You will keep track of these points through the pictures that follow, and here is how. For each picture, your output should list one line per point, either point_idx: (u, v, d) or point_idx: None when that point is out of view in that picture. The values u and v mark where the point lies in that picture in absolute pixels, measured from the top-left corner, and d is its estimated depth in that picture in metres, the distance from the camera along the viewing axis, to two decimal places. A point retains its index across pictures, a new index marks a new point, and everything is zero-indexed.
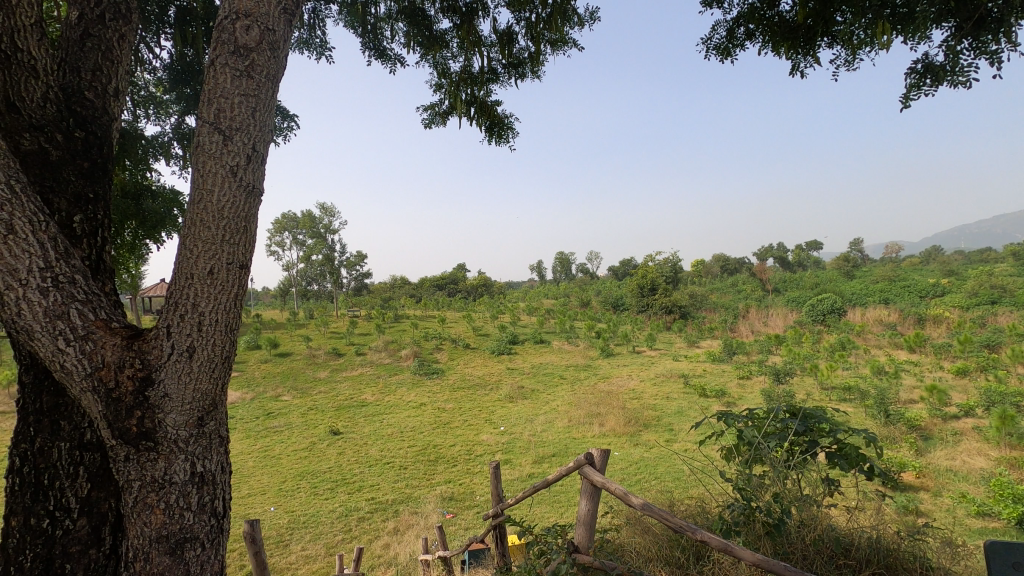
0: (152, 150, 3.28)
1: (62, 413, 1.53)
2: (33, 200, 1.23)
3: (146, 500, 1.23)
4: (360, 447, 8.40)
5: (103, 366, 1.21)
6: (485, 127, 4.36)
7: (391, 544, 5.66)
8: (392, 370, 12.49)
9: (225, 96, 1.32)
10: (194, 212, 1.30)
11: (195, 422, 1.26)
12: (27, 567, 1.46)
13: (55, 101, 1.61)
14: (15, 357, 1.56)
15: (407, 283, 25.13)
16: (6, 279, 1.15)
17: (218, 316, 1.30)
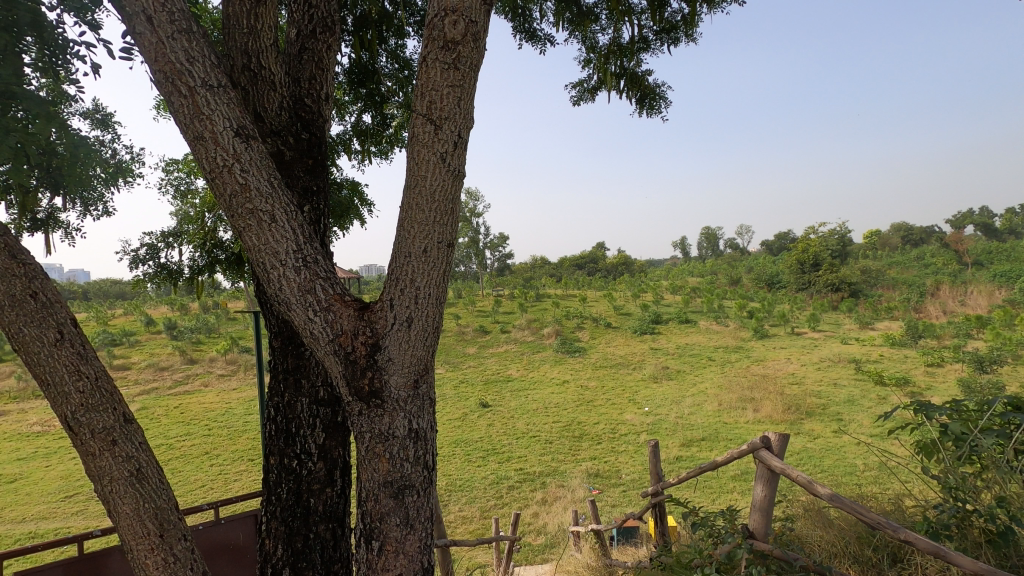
0: (337, 148, 3.69)
1: (302, 373, 1.82)
2: (285, 193, 1.46)
3: (374, 449, 1.41)
4: (508, 420, 8.81)
5: (342, 333, 1.41)
6: (636, 99, 4.22)
7: (540, 513, 5.90)
8: (536, 348, 12.86)
9: (435, 88, 1.43)
10: (411, 197, 1.45)
11: (412, 384, 1.42)
12: (283, 498, 1.79)
13: (287, 110, 1.89)
14: (267, 324, 1.88)
15: (547, 264, 25.56)
16: (272, 260, 1.41)
17: (431, 290, 1.44)
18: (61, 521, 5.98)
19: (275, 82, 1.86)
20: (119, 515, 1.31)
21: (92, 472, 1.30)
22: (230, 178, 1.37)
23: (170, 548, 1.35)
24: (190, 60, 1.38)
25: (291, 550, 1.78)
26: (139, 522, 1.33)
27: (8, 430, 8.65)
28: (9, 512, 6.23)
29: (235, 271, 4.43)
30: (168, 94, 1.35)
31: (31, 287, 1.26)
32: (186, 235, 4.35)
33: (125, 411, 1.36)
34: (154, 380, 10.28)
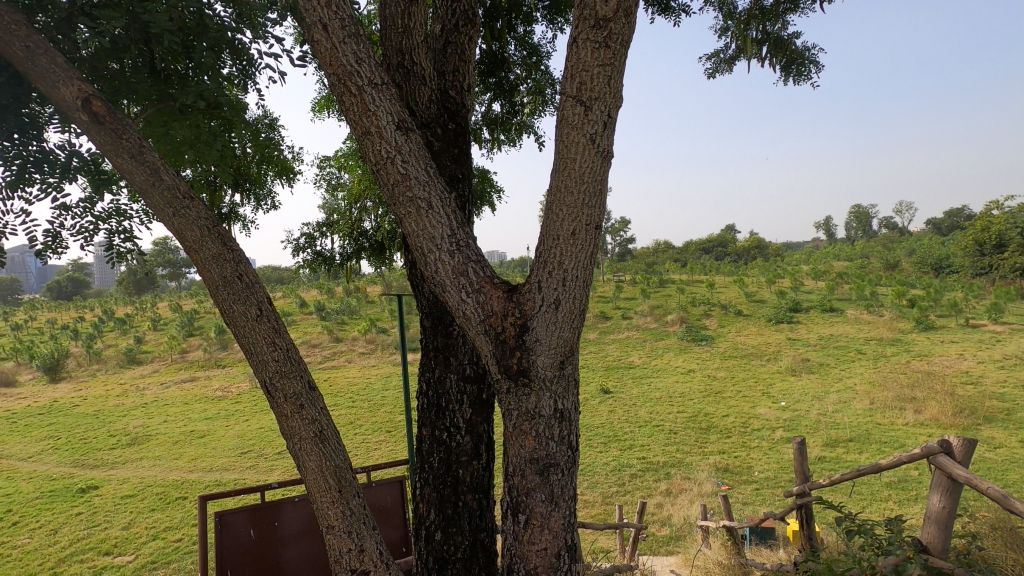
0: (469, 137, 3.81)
1: (450, 351, 1.93)
2: (440, 182, 1.55)
3: (522, 426, 1.47)
4: (630, 408, 8.66)
5: (493, 314, 1.47)
6: (781, 66, 3.85)
7: (665, 503, 5.75)
8: (659, 335, 12.45)
9: (586, 68, 1.43)
10: (560, 180, 1.47)
11: (558, 365, 1.45)
12: (435, 466, 1.93)
13: (435, 103, 2.00)
14: (420, 305, 2.03)
15: (672, 249, 24.53)
16: (429, 244, 1.50)
17: (578, 273, 1.45)
18: (238, 473, 7.00)
19: (426, 77, 1.98)
20: (306, 470, 1.49)
21: (286, 431, 1.49)
22: (392, 169, 1.49)
23: (348, 503, 1.51)
24: (358, 61, 1.50)
25: (443, 516, 1.92)
26: (322, 478, 1.51)
27: (198, 393, 10.27)
28: (201, 462, 7.43)
29: (377, 259, 4.84)
30: (340, 95, 1.49)
31: (237, 270, 1.46)
32: (337, 226, 4.81)
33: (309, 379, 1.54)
34: (307, 356, 11.57)
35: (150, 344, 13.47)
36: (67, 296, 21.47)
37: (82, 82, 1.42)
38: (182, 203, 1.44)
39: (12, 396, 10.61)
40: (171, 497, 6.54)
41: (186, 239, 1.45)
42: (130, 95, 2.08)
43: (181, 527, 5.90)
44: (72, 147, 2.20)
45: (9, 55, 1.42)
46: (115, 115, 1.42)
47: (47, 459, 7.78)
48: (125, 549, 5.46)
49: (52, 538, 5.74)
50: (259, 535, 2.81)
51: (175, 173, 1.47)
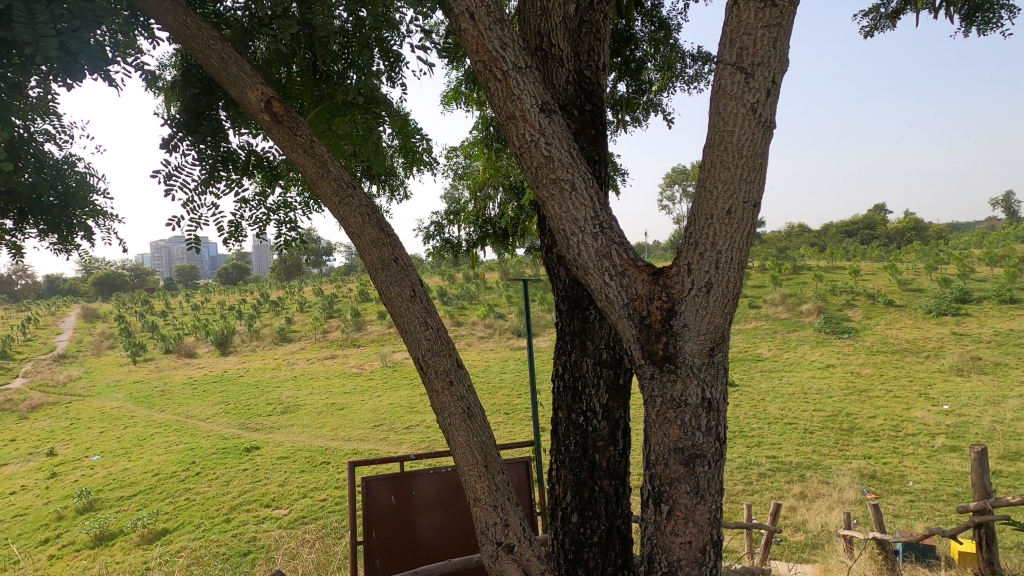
0: None
1: (587, 335, 1.94)
2: (583, 163, 1.54)
3: (666, 414, 1.44)
4: (758, 402, 8.09)
5: (637, 298, 1.45)
6: (963, 13, 3.28)
7: (798, 507, 5.32)
8: (792, 326, 11.47)
9: (748, 33, 1.39)
10: (715, 154, 1.43)
11: (707, 351, 1.41)
12: (571, 449, 1.95)
13: (572, 83, 2.00)
14: (556, 289, 2.06)
15: (807, 233, 22.39)
16: (573, 227, 1.51)
17: (733, 253, 1.41)
18: (372, 444, 7.64)
19: (563, 58, 1.98)
20: (455, 444, 1.57)
21: (436, 406, 1.58)
22: (538, 152, 1.51)
23: (493, 478, 1.57)
24: (503, 46, 1.52)
25: (579, 498, 1.93)
26: (470, 452, 1.58)
27: (337, 370, 11.33)
28: (341, 432, 8.21)
29: (501, 244, 4.96)
30: (487, 80, 1.53)
31: (394, 254, 1.57)
32: (464, 213, 5.00)
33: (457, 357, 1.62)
34: None
35: (298, 324, 15.08)
36: (233, 281, 24.72)
37: (263, 87, 1.59)
38: (346, 192, 1.57)
39: (193, 366, 12.47)
40: (316, 461, 7.31)
41: (349, 225, 1.57)
42: (295, 98, 2.31)
43: (325, 488, 6.58)
44: (251, 147, 2.50)
45: (207, 65, 1.61)
46: (291, 115, 1.58)
47: (220, 421, 9.06)
48: (281, 504, 6.22)
49: (226, 488, 6.70)
50: (398, 502, 3.04)
51: (340, 164, 1.61)
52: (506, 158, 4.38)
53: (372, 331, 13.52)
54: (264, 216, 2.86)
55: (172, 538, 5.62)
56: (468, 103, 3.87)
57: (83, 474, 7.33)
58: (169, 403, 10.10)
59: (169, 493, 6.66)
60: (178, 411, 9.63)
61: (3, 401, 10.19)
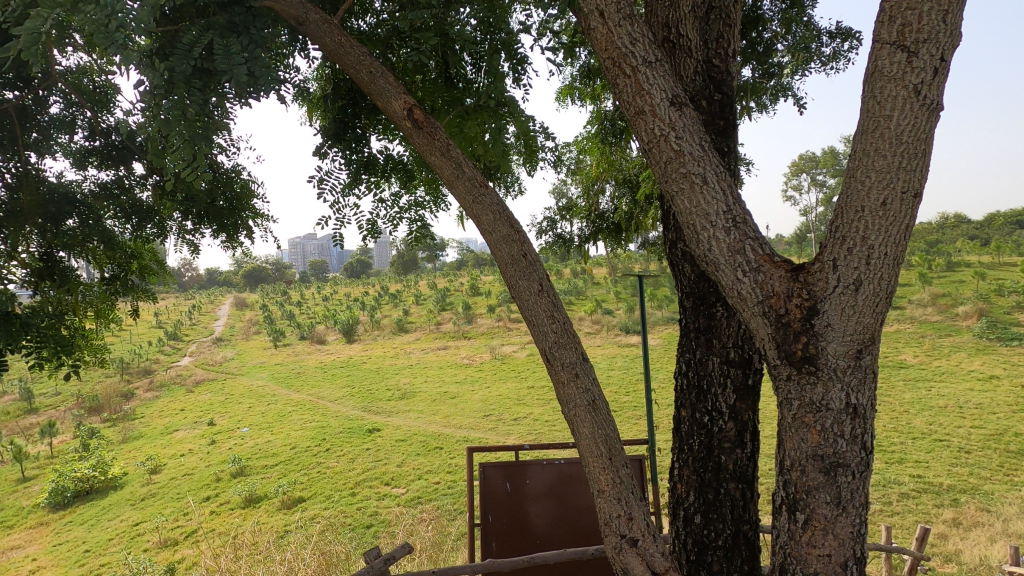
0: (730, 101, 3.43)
1: (713, 333, 1.93)
2: (715, 156, 1.52)
3: (804, 418, 1.39)
4: (899, 414, 7.24)
5: (774, 295, 1.41)
6: None
7: (950, 536, 4.71)
8: (944, 330, 10.10)
9: (911, 7, 1.29)
10: (868, 141, 1.35)
11: (854, 353, 1.35)
12: (695, 449, 1.93)
13: (701, 73, 1.97)
14: (680, 284, 2.05)
15: (966, 224, 19.51)
16: (703, 222, 1.49)
17: (888, 249, 1.32)
18: (482, 434, 7.93)
19: (692, 48, 1.96)
20: (580, 436, 1.61)
21: (562, 397, 1.62)
22: (667, 146, 1.51)
23: (617, 471, 1.59)
24: (632, 41, 1.53)
25: (703, 500, 1.91)
26: (595, 445, 1.61)
27: (450, 360, 11.86)
28: (453, 420, 8.61)
29: (615, 239, 4.91)
30: (615, 77, 1.54)
31: (522, 249, 1.65)
32: (577, 209, 5.00)
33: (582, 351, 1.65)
34: None
35: (414, 315, 15.99)
36: (357, 275, 26.74)
37: (406, 96, 1.73)
38: (479, 191, 1.67)
39: (324, 352, 13.71)
40: (431, 445, 7.74)
41: (481, 222, 1.67)
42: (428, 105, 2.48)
43: (439, 471, 6.94)
44: (389, 152, 2.71)
45: (358, 79, 1.77)
46: (429, 121, 1.70)
47: (346, 403, 9.90)
48: (399, 483, 6.67)
49: (353, 464, 7.32)
50: (513, 489, 3.15)
51: (473, 165, 1.71)
52: (621, 153, 4.33)
53: (482, 324, 13.97)
54: (397, 215, 3.08)
55: (307, 505, 6.25)
56: (582, 97, 3.88)
57: (236, 443, 8.38)
58: (304, 384, 11.21)
59: (304, 465, 7.42)
60: (312, 392, 10.66)
61: (175, 376, 11.93)
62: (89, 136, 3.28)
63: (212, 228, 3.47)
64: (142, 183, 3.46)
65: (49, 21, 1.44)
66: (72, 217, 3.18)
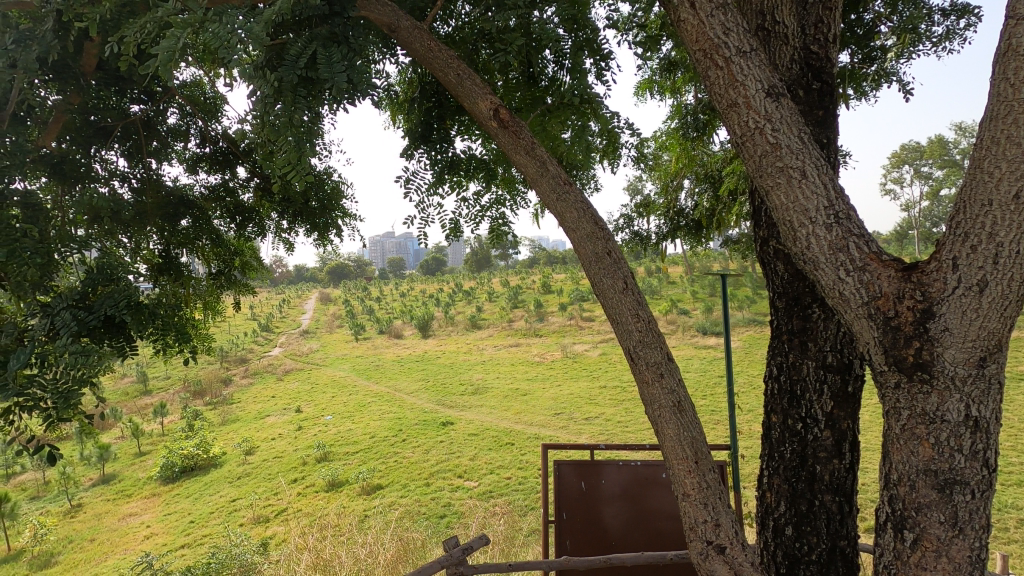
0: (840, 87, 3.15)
1: (808, 336, 1.86)
2: (815, 148, 1.46)
3: (915, 430, 1.32)
4: (1020, 432, 6.49)
5: (882, 296, 1.33)
6: None
7: None
8: None
9: None
10: (996, 129, 1.24)
11: (975, 362, 1.25)
12: (787, 458, 1.88)
13: (798, 61, 1.90)
14: (773, 283, 1.98)
15: None
16: (801, 218, 1.43)
17: (1020, 248, 1.20)
18: (553, 431, 7.94)
19: (788, 35, 1.90)
20: (665, 437, 1.58)
21: (646, 397, 1.60)
22: (762, 139, 1.46)
23: (703, 475, 1.55)
24: (726, 31, 1.50)
25: (795, 511, 1.86)
26: (679, 447, 1.58)
27: (522, 357, 11.96)
28: (525, 417, 8.68)
29: (695, 237, 4.74)
30: (706, 68, 1.51)
31: (606, 246, 1.64)
32: (655, 206, 4.88)
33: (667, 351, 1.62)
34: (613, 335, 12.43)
35: (487, 312, 16.24)
36: (433, 272, 27.52)
37: (491, 96, 1.77)
38: (563, 188, 1.68)
39: (402, 346, 14.24)
40: (502, 441, 7.84)
41: (564, 220, 1.68)
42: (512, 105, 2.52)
43: (510, 467, 7.01)
44: (472, 152, 2.78)
45: (446, 82, 1.82)
46: (515, 120, 1.73)
47: (422, 396, 10.23)
48: (471, 476, 6.81)
49: (428, 455, 7.57)
50: (588, 488, 3.13)
51: (557, 163, 1.72)
52: (703, 148, 4.16)
53: (554, 322, 13.96)
54: (479, 213, 3.15)
55: (385, 493, 6.53)
56: (661, 91, 3.78)
57: (321, 430, 8.91)
58: (382, 376, 11.71)
59: (383, 454, 7.75)
60: (390, 384, 11.12)
61: (268, 365, 12.85)
62: (200, 143, 3.60)
63: (305, 227, 3.71)
64: (244, 186, 3.75)
65: (180, 40, 1.59)
66: (186, 218, 3.51)
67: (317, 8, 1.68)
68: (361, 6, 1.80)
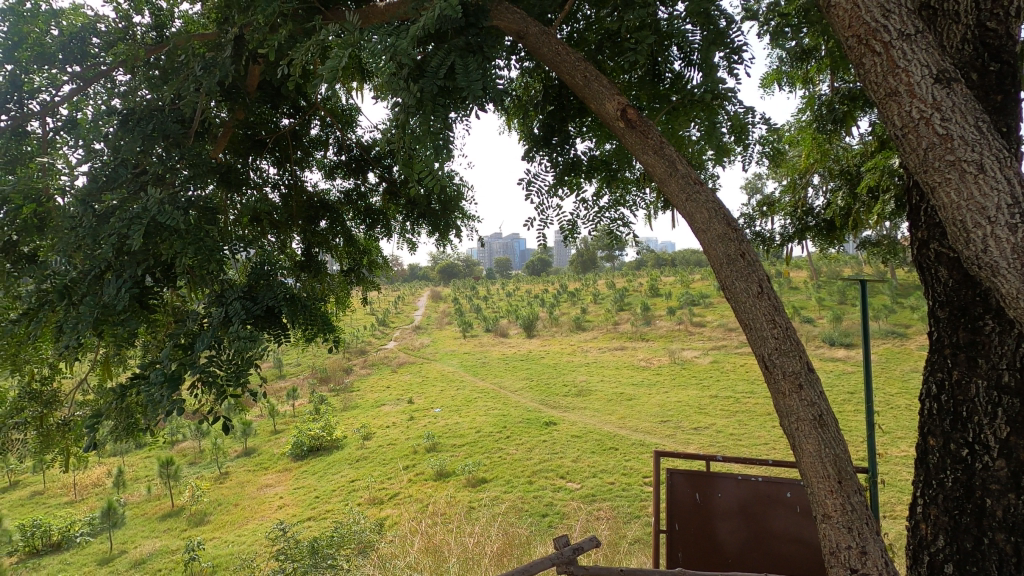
0: None
1: (978, 351, 1.78)
2: (995, 138, 1.40)
3: None
4: None
5: None
6: None
7: None
8: None
9: None
10: None
11: None
12: (949, 487, 1.83)
13: (971, 40, 1.77)
14: (937, 288, 1.91)
15: None
16: (977, 218, 1.39)
17: None
18: (660, 439, 7.68)
19: (960, 12, 1.78)
20: (803, 452, 1.56)
21: (783, 409, 1.59)
22: (928, 130, 1.43)
23: (847, 496, 1.51)
24: (885, 14, 1.46)
25: (958, 547, 1.79)
26: (820, 464, 1.55)
27: (627, 361, 11.72)
28: (630, 422, 8.49)
29: (826, 239, 4.35)
30: (862, 55, 1.49)
31: (740, 248, 1.62)
32: (781, 204, 4.54)
33: (806, 360, 1.59)
34: (726, 342, 11.75)
35: (592, 314, 16.10)
36: (538, 273, 27.81)
37: (619, 95, 1.77)
38: (693, 188, 1.67)
39: (507, 344, 14.53)
40: (606, 445, 7.73)
41: (695, 220, 1.68)
42: (639, 105, 2.52)
43: (613, 472, 6.89)
44: (594, 152, 2.79)
45: (573, 84, 1.85)
46: (643, 119, 1.73)
47: (526, 395, 10.38)
48: (574, 478, 6.79)
49: (531, 453, 7.67)
50: (702, 501, 2.99)
51: (687, 163, 1.71)
52: (838, 140, 3.81)
53: (661, 326, 13.51)
54: (596, 214, 3.14)
55: (490, 487, 6.72)
56: (791, 81, 3.52)
57: (431, 421, 9.37)
58: (488, 373, 12.05)
59: (488, 449, 7.96)
60: (495, 381, 11.42)
61: (384, 357, 13.75)
62: (337, 151, 3.94)
63: (428, 227, 3.94)
64: (373, 189, 4.03)
65: (342, 58, 1.77)
66: (324, 219, 3.88)
67: (457, 21, 1.78)
68: (493, 16, 1.89)
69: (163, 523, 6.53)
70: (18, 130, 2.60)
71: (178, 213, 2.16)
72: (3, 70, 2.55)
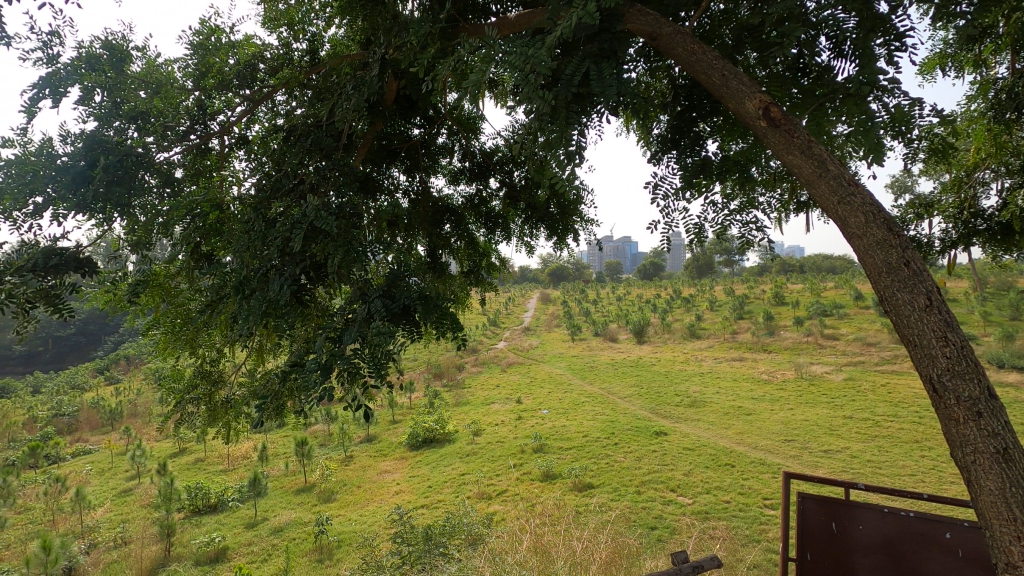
0: None
1: None
2: None
3: None
4: None
5: None
6: None
7: None
8: None
9: None
10: None
11: None
12: None
13: None
14: None
15: None
16: None
17: None
18: (783, 459, 7.11)
19: None
20: (982, 490, 1.39)
21: (956, 438, 1.42)
22: None
23: None
24: None
25: None
26: (1004, 505, 1.37)
27: (745, 372, 10.99)
28: (748, 438, 7.95)
29: (1000, 245, 3.75)
30: None
31: (904, 256, 1.47)
32: (941, 204, 3.94)
33: (987, 385, 1.41)
34: (864, 358, 10.59)
35: (707, 321, 15.34)
36: (649, 276, 27.05)
37: (760, 93, 1.68)
38: (847, 190, 1.54)
39: (616, 349, 14.29)
40: (721, 460, 7.30)
41: (849, 225, 1.56)
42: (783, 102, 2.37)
43: (729, 490, 6.49)
44: (725, 153, 2.66)
45: (710, 84, 1.79)
46: (788, 117, 1.63)
47: (635, 402, 10.12)
48: (685, 492, 6.49)
49: (639, 462, 7.46)
50: (839, 531, 2.74)
51: (839, 163, 1.59)
52: (1020, 129, 3.27)
53: (787, 338, 12.51)
54: (725, 217, 2.99)
55: (597, 493, 6.63)
56: (960, 64, 3.08)
57: (538, 421, 9.47)
58: (596, 377, 11.90)
59: (595, 454, 7.86)
60: (603, 386, 11.28)
61: (494, 357, 14.15)
62: (462, 158, 4.12)
63: (546, 231, 3.99)
64: (493, 194, 4.17)
65: (484, 73, 1.89)
66: (447, 222, 4.08)
67: (592, 28, 1.79)
68: (627, 19, 1.88)
69: (297, 497, 7.25)
70: (202, 147, 3.06)
71: (331, 217, 2.40)
72: (193, 96, 2.98)
